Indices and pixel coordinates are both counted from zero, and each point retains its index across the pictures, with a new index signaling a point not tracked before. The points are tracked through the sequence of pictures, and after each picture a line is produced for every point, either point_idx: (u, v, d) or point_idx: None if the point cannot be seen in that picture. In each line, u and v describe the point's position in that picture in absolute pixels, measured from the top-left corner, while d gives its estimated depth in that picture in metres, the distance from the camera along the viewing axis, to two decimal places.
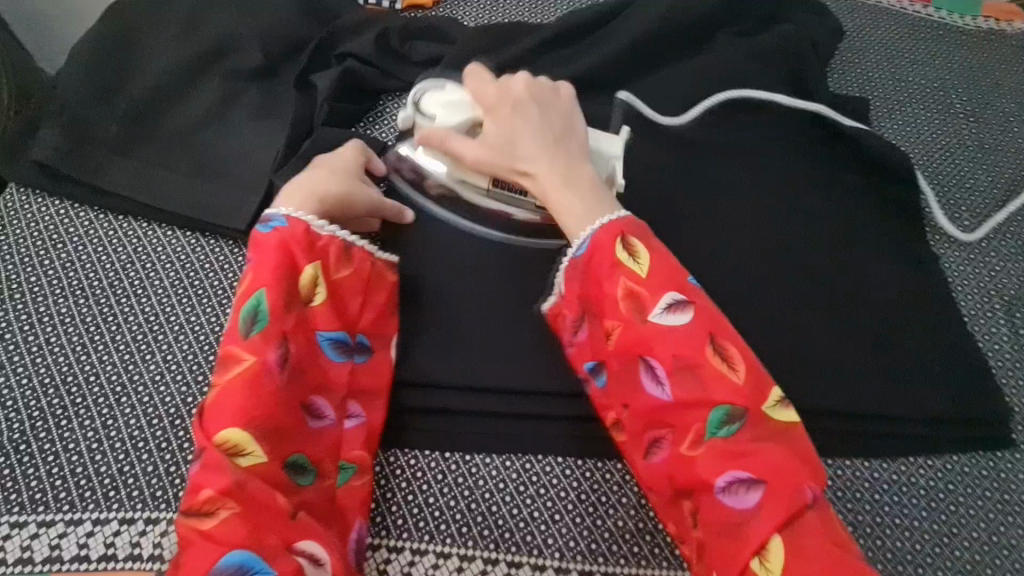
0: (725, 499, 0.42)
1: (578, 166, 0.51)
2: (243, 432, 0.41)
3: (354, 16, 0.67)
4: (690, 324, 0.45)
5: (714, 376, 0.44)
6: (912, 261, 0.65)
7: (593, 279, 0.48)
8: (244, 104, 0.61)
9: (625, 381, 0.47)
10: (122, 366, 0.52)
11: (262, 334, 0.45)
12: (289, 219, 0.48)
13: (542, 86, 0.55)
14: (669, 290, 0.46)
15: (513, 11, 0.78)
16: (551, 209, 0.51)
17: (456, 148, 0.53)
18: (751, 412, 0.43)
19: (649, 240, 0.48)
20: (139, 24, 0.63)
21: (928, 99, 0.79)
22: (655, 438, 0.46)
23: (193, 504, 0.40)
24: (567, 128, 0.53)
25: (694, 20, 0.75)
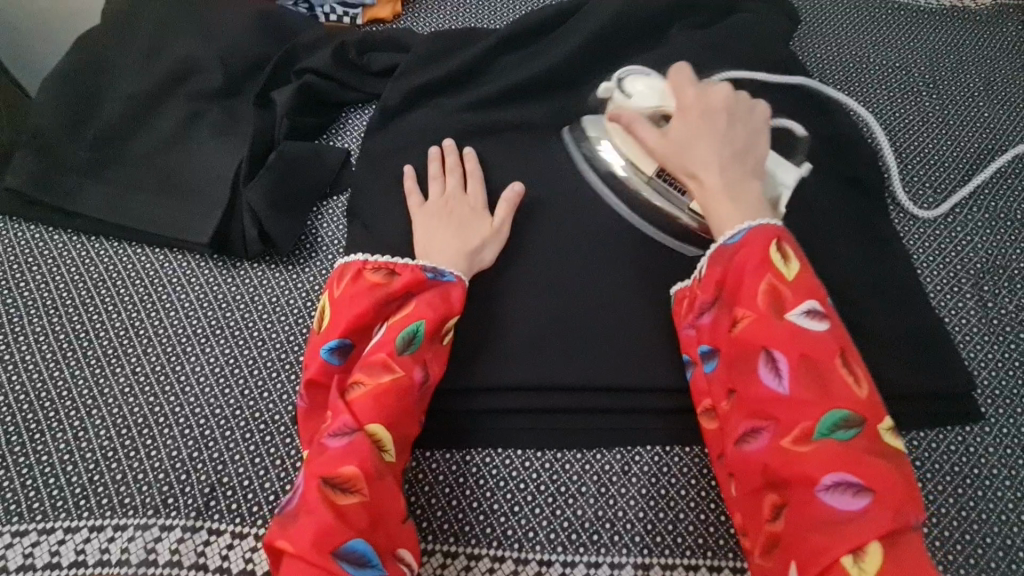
0: (830, 500, 0.41)
1: (748, 181, 0.52)
2: (392, 432, 0.48)
3: (312, 33, 0.69)
4: (826, 333, 0.45)
5: (841, 386, 0.44)
6: (872, 239, 0.65)
7: (735, 270, 0.48)
8: (205, 122, 0.63)
9: (740, 368, 0.47)
10: (94, 380, 0.54)
11: (415, 356, 0.50)
12: (454, 276, 0.54)
13: (740, 100, 0.56)
14: (809, 298, 0.46)
15: (471, 19, 0.80)
16: (706, 204, 0.52)
17: (637, 134, 0.56)
18: (868, 427, 0.43)
19: (799, 252, 0.48)
20: (105, 52, 0.66)
21: (887, 80, 0.80)
22: (750, 427, 0.46)
23: (334, 476, 0.45)
24: (747, 146, 0.54)
25: (648, 15, 0.76)
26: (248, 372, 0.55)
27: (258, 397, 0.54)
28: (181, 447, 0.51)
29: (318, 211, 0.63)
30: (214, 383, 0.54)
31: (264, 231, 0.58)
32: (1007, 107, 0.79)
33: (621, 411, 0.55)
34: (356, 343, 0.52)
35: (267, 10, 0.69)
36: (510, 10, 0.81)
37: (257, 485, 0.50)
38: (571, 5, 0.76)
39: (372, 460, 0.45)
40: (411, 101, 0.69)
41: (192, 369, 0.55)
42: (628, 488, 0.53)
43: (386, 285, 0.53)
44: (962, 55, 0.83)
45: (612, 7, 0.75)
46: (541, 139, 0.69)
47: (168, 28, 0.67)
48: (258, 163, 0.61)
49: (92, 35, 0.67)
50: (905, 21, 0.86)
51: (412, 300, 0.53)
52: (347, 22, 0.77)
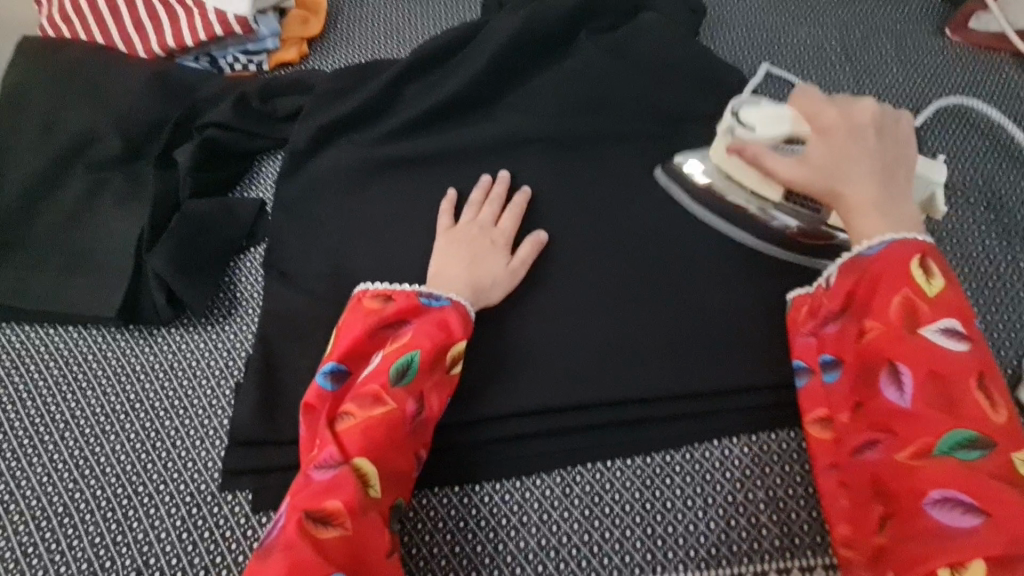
0: (936, 514, 0.40)
1: (900, 202, 0.50)
2: (378, 467, 0.46)
3: (212, 87, 0.69)
4: (964, 354, 0.43)
5: (974, 406, 0.42)
6: None
7: (868, 281, 0.47)
8: (108, 192, 0.62)
9: (863, 380, 0.46)
10: (10, 475, 0.52)
11: (407, 387, 0.48)
12: (451, 301, 0.53)
13: (885, 115, 0.54)
14: (949, 316, 0.44)
15: (378, 50, 0.79)
16: (850, 224, 0.50)
17: (771, 164, 0.52)
18: (1002, 453, 0.40)
19: (946, 268, 0.46)
20: (2, 134, 0.65)
21: (799, 58, 0.80)
22: (866, 439, 0.45)
23: (318, 509, 0.43)
24: (894, 159, 0.52)
25: (552, 23, 0.75)
26: (170, 444, 0.53)
27: (181, 468, 0.52)
28: (104, 532, 0.50)
29: (233, 268, 0.62)
30: (134, 460, 0.52)
31: (173, 296, 0.57)
32: (921, 69, 0.79)
33: (556, 431, 0.54)
34: (352, 369, 0.51)
35: (161, 70, 0.68)
36: (416, 37, 0.81)
37: (185, 562, 0.49)
38: (474, 24, 0.76)
39: (355, 495, 0.44)
40: (319, 142, 0.68)
41: (112, 448, 0.53)
42: (570, 512, 0.52)
43: (379, 311, 0.52)
44: (870, 22, 0.84)
45: (514, 21, 0.74)
46: (454, 162, 0.68)
47: (64, 102, 0.66)
48: (161, 226, 0.60)
49: None
50: None
51: (404, 327, 0.51)
52: (253, 69, 0.76)
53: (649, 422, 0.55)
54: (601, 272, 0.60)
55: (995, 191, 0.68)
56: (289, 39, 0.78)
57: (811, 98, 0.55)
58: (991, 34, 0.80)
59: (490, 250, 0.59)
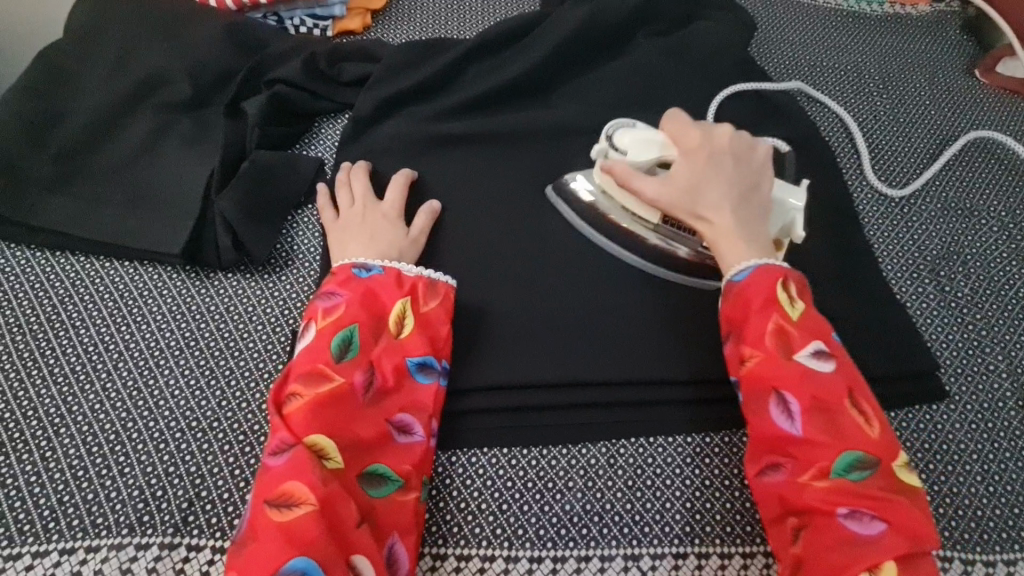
0: (850, 527, 0.44)
1: (756, 221, 0.55)
2: (333, 441, 0.47)
3: (283, 44, 0.70)
4: (833, 374, 0.48)
5: (851, 424, 0.46)
6: (833, 233, 0.68)
7: (742, 308, 0.51)
8: (175, 134, 0.62)
9: (753, 405, 0.49)
10: (61, 399, 0.52)
11: (353, 360, 0.50)
12: (384, 268, 0.55)
13: (741, 141, 0.58)
14: (816, 339, 0.49)
15: (440, 28, 0.81)
16: (718, 250, 0.54)
17: (637, 184, 0.57)
18: (883, 464, 0.45)
19: (805, 291, 0.51)
20: (69, 68, 0.65)
21: (839, 82, 0.85)
22: (770, 460, 0.48)
23: (277, 495, 0.44)
24: (750, 187, 0.56)
25: (614, 22, 0.78)
26: (225, 383, 0.54)
27: (236, 408, 0.52)
28: (157, 463, 0.50)
29: (293, 220, 0.62)
30: (189, 395, 0.53)
31: (237, 240, 0.58)
32: (950, 104, 0.84)
33: (603, 404, 0.55)
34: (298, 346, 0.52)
35: (235, 22, 0.69)
36: (479, 21, 0.83)
37: (237, 497, 0.49)
38: (539, 15, 0.79)
39: (312, 472, 0.45)
40: (382, 110, 0.70)
41: (166, 383, 0.53)
42: (615, 481, 0.53)
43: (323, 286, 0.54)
44: (908, 56, 0.89)
45: (578, 16, 0.77)
46: (513, 142, 0.70)
47: (136, 43, 0.67)
48: (231, 173, 0.61)
49: (56, 51, 0.66)
50: (855, 27, 0.91)
51: (340, 299, 0.53)
52: (317, 33, 0.77)
53: (694, 404, 0.56)
54: None
55: (1018, 221, 0.72)
56: (356, 9, 0.79)
57: (680, 121, 0.59)
58: (1016, 79, 0.84)
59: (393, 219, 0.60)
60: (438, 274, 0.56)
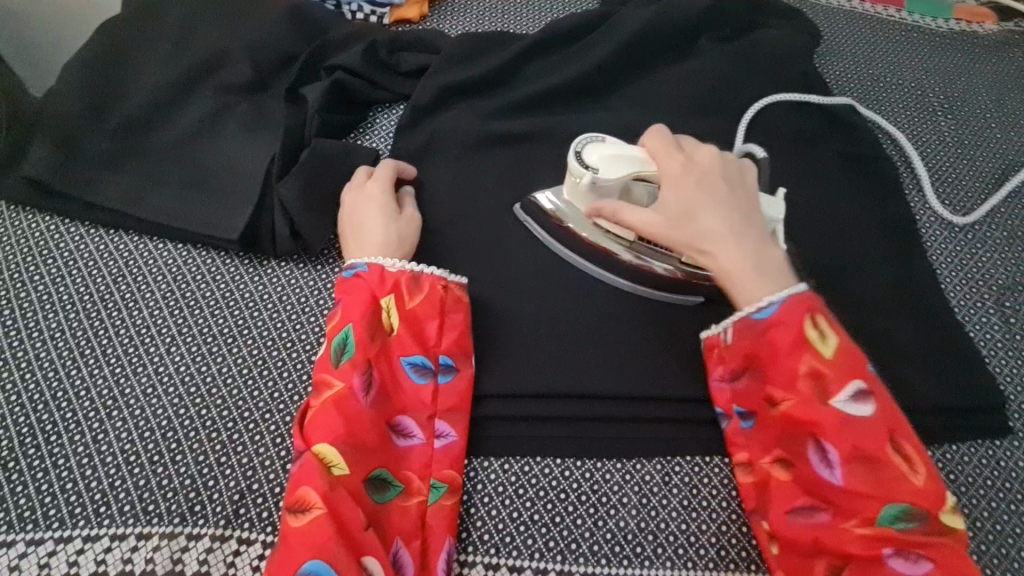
0: (891, 572, 0.41)
1: (769, 249, 0.50)
2: (338, 448, 0.45)
3: (343, 30, 0.68)
4: (872, 417, 0.43)
5: (896, 471, 0.42)
6: (898, 256, 0.66)
7: (767, 347, 0.47)
8: (234, 117, 0.61)
9: (789, 447, 0.46)
10: (114, 381, 0.51)
11: (350, 362, 0.48)
12: (368, 264, 0.52)
13: (727, 162, 0.54)
14: (852, 379, 0.44)
15: (498, 23, 0.80)
16: (730, 284, 0.49)
17: (626, 217, 0.53)
18: (931, 512, 0.42)
19: (832, 324, 0.46)
20: (128, 41, 0.64)
21: (904, 98, 0.82)
22: (805, 504, 0.45)
23: (295, 501, 0.44)
24: (745, 203, 0.52)
25: (677, 25, 0.76)
26: (278, 374, 0.52)
27: (288, 401, 0.51)
28: (208, 452, 0.49)
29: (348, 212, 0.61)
30: (241, 384, 0.52)
31: (295, 228, 0.57)
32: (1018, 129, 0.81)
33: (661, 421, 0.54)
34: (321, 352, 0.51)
35: (296, 5, 0.67)
36: (537, 17, 0.82)
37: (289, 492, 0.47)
38: (601, 14, 0.77)
39: (319, 480, 0.44)
40: (441, 103, 0.68)
41: (218, 370, 0.52)
42: (670, 500, 0.51)
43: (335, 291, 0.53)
44: (975, 75, 0.86)
45: (642, 17, 0.75)
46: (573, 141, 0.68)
47: (197, 21, 0.65)
48: (291, 161, 0.59)
49: (115, 24, 0.65)
50: (919, 42, 0.88)
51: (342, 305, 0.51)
52: (374, 20, 0.76)
53: None
54: None
55: None
56: None
57: (664, 141, 0.55)
58: None
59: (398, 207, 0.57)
60: (421, 268, 0.53)
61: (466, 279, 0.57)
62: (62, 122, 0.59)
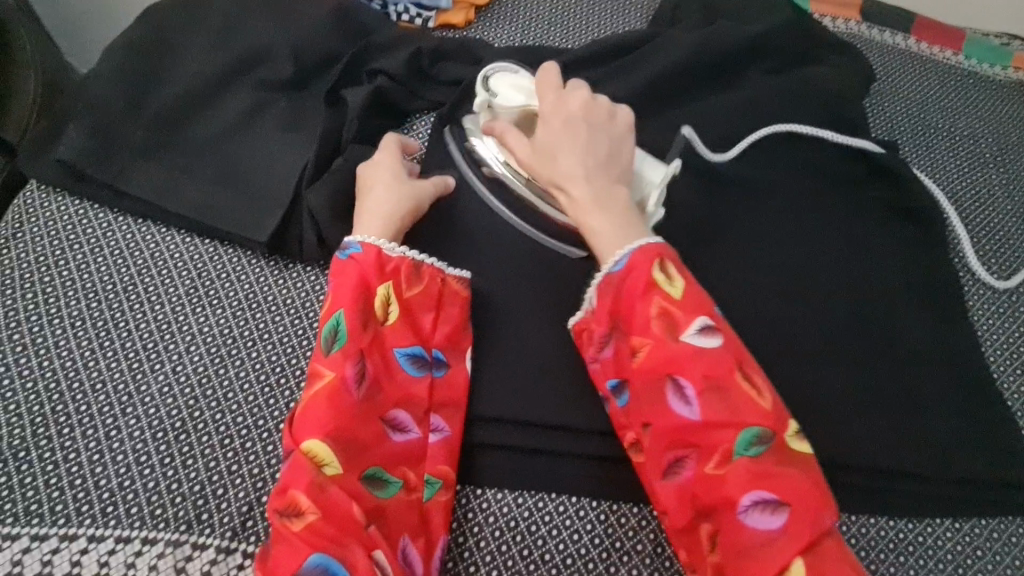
0: (751, 521, 0.42)
1: (615, 189, 0.52)
2: (334, 442, 0.44)
3: (387, 32, 0.67)
4: (719, 348, 0.45)
5: (743, 399, 0.44)
6: (942, 315, 0.63)
7: (626, 297, 0.47)
8: (271, 114, 0.60)
9: (648, 401, 0.46)
10: (130, 376, 0.50)
11: (342, 350, 0.46)
12: (361, 244, 0.50)
13: (599, 107, 0.55)
14: (700, 315, 0.46)
15: (543, 35, 0.78)
16: (576, 218, 0.52)
17: (509, 141, 0.56)
18: (777, 436, 0.43)
19: (682, 266, 0.48)
20: (171, 28, 0.63)
21: (954, 147, 0.79)
22: (673, 457, 0.45)
23: (287, 503, 0.42)
24: (607, 149, 0.53)
25: (726, 53, 0.74)
26: (295, 382, 0.51)
27: None
28: (220, 458, 0.47)
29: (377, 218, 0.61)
30: (258, 390, 0.50)
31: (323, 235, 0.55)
32: None
33: None
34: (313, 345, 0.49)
35: (344, 4, 0.66)
36: (582, 32, 0.80)
37: None
38: (650, 37, 0.75)
39: (314, 478, 0.42)
40: None
41: (235, 373, 0.51)
42: None
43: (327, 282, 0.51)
44: None
45: (691, 42, 0.73)
46: None
47: (241, 12, 0.64)
48: (326, 165, 0.58)
49: (159, 9, 0.64)
50: (974, 89, 0.85)
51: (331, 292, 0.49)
52: (419, 23, 0.75)
53: None
54: (746, 322, 0.60)
55: None
56: (460, 3, 0.76)
57: (551, 79, 0.57)
58: None
59: (393, 192, 0.54)
60: (421, 256, 0.52)
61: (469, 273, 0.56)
62: (100, 105, 0.58)
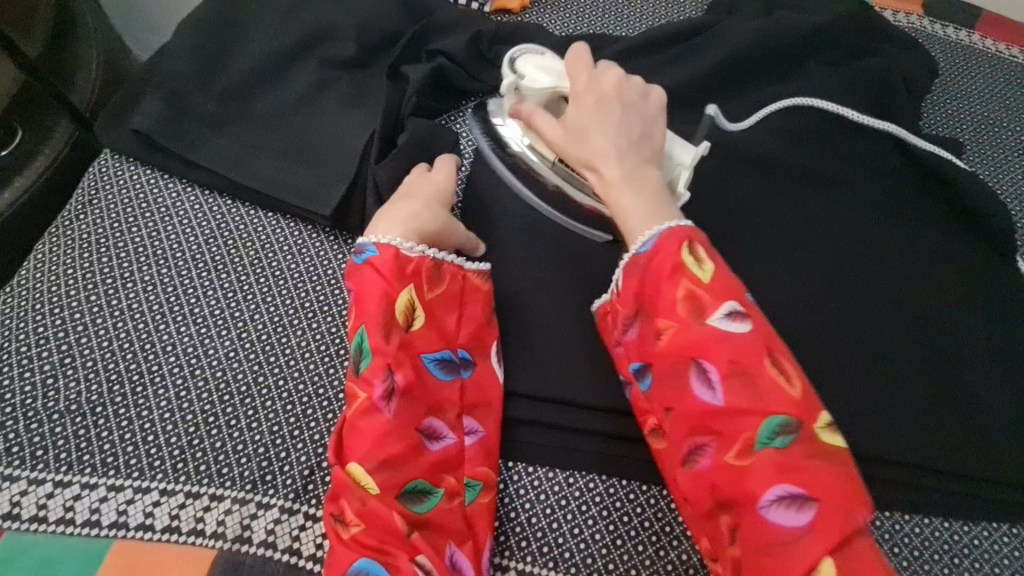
0: (775, 516, 0.40)
1: (647, 169, 0.50)
2: (365, 463, 0.43)
3: (447, 14, 0.67)
4: (748, 335, 0.43)
5: (772, 386, 0.42)
6: (1004, 316, 0.62)
7: (652, 279, 0.46)
8: (334, 91, 0.61)
9: (671, 384, 0.44)
10: (198, 339, 0.52)
11: (370, 366, 0.46)
12: (378, 247, 0.49)
13: (632, 88, 0.53)
14: (728, 300, 0.44)
15: (596, 22, 0.78)
16: (609, 195, 0.50)
17: (539, 126, 0.54)
18: (806, 427, 0.41)
19: (711, 249, 0.46)
20: (238, 5, 0.65)
21: (1020, 143, 0.76)
22: (694, 441, 0.44)
23: (338, 515, 0.43)
24: (643, 129, 0.51)
25: (786, 43, 0.73)
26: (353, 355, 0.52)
27: None
28: (283, 423, 0.49)
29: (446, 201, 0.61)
30: (318, 359, 0.52)
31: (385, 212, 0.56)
32: None
33: None
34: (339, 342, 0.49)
35: None
36: (637, 19, 0.79)
37: None
38: (707, 25, 0.74)
39: (353, 497, 0.42)
40: None
41: (297, 342, 0.52)
42: None
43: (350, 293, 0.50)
44: None
45: (750, 31, 0.72)
46: None
47: None
48: (386, 141, 0.59)
49: None
50: None
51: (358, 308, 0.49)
52: (475, 7, 0.75)
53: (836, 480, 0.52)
54: (800, 316, 0.59)
55: None
56: None
57: (581, 61, 0.55)
58: None
59: (433, 211, 0.52)
60: (442, 255, 0.51)
61: (488, 266, 0.56)
62: (173, 78, 0.60)
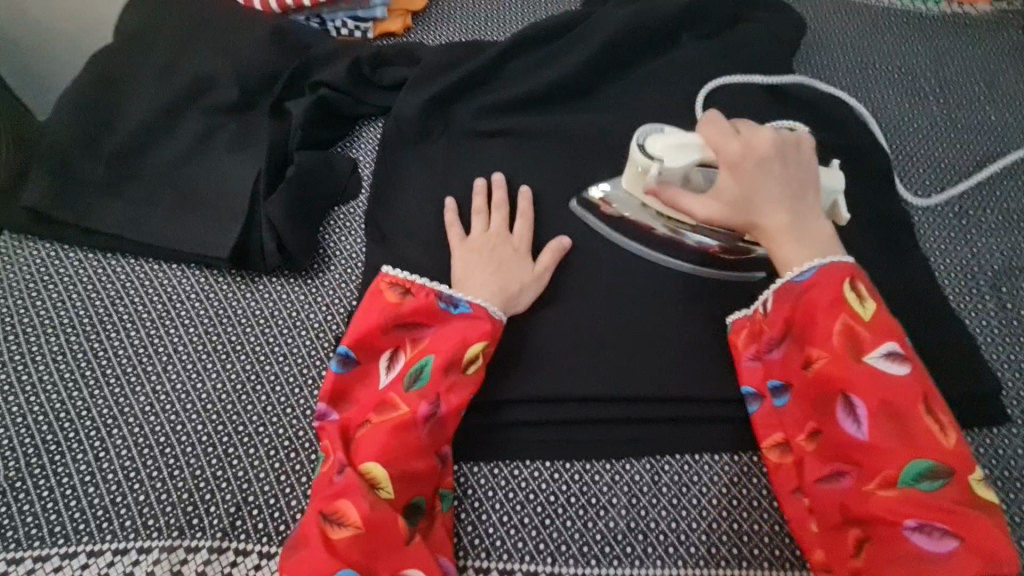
0: (914, 539, 0.42)
1: (814, 224, 0.51)
2: (386, 471, 0.46)
3: (325, 46, 0.69)
4: (909, 376, 0.45)
5: (923, 431, 0.43)
6: (891, 245, 0.65)
7: (806, 306, 0.49)
8: (221, 139, 0.63)
9: (818, 409, 0.47)
10: (114, 399, 0.53)
11: (420, 391, 0.48)
12: (471, 304, 0.52)
13: (785, 141, 0.53)
14: (889, 339, 0.46)
15: (477, 31, 0.80)
16: (779, 260, 0.51)
17: (687, 205, 0.53)
18: (958, 475, 0.43)
19: (870, 288, 0.48)
20: (118, 69, 0.66)
21: (893, 83, 0.80)
22: (835, 467, 0.46)
23: (333, 510, 0.44)
24: (802, 180, 0.52)
25: (658, 22, 0.76)
26: (270, 388, 0.53)
27: (282, 413, 0.52)
28: (205, 466, 0.50)
29: (331, 223, 0.63)
30: (235, 398, 0.53)
31: (283, 243, 0.58)
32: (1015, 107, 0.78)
33: (650, 419, 0.53)
34: (361, 360, 0.51)
35: (280, 23, 0.69)
36: (517, 22, 0.82)
37: (283, 503, 0.48)
38: (583, 16, 0.77)
39: (363, 501, 0.44)
40: (426, 112, 0.67)
41: (213, 385, 0.53)
42: (660, 500, 0.51)
43: (397, 304, 0.52)
44: (969, 56, 0.83)
45: (621, 17, 0.75)
46: (555, 139, 0.67)
47: (185, 46, 0.67)
48: (277, 175, 0.61)
49: (107, 53, 0.67)
50: (908, 26, 0.86)
51: (413, 325, 0.52)
52: (358, 35, 0.77)
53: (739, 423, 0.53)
54: None
55: None
56: (397, 10, 0.79)
57: (722, 126, 0.53)
58: None
59: (495, 242, 0.58)
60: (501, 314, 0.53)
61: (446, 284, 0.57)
62: (58, 150, 0.61)
